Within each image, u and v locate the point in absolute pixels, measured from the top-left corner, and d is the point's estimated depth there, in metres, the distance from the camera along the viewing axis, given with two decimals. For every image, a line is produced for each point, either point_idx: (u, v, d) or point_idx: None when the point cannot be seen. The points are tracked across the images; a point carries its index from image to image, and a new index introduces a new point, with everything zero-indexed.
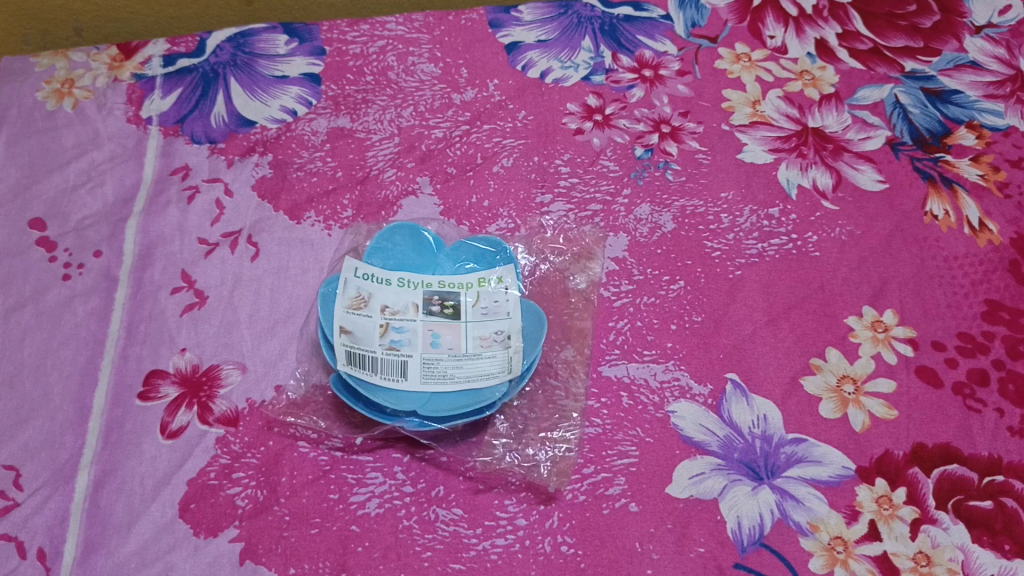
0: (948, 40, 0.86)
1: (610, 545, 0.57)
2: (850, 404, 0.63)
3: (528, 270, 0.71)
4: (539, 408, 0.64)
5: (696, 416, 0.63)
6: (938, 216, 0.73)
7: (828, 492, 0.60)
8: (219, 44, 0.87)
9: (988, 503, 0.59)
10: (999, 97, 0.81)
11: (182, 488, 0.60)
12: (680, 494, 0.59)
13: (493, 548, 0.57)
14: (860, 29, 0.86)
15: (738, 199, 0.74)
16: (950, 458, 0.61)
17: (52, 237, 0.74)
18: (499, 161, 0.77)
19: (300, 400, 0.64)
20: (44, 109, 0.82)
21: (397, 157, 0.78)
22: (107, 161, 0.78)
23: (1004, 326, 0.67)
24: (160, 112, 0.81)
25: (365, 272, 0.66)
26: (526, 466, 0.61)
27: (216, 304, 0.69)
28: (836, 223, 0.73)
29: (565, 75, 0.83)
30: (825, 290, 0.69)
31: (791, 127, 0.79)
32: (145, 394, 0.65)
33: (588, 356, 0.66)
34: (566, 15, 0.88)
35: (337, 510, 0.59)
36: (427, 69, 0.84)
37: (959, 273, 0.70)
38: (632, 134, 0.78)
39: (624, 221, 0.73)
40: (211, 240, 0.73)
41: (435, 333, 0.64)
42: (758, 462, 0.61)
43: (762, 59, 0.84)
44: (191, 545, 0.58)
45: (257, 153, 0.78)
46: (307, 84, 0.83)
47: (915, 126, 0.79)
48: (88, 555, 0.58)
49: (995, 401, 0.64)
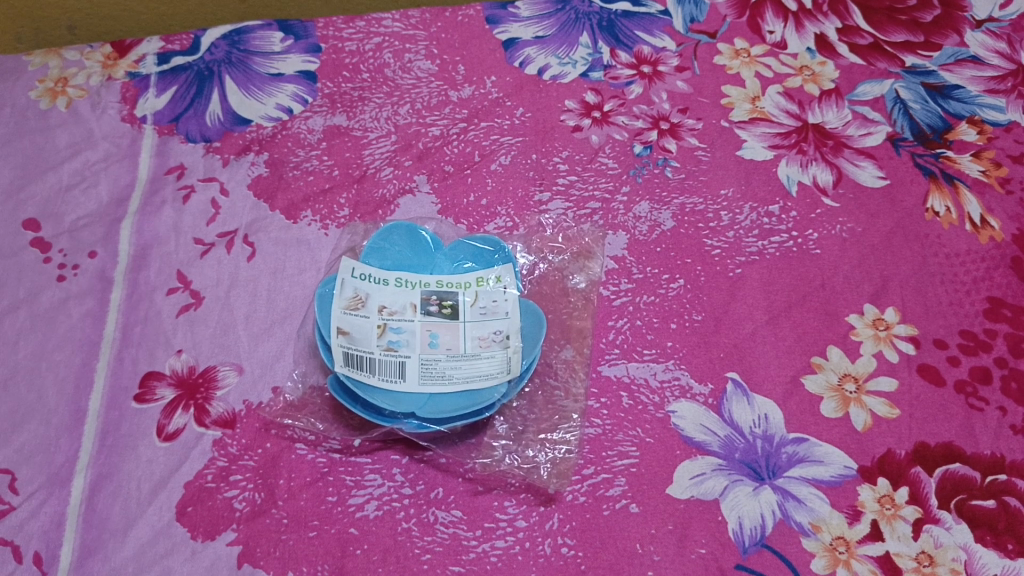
0: (949, 35, 0.85)
1: (610, 547, 0.57)
2: (851, 402, 0.63)
3: (527, 269, 0.70)
4: (539, 408, 0.64)
5: (697, 416, 0.62)
6: (939, 213, 0.73)
7: (831, 492, 0.59)
8: (213, 41, 0.86)
9: (991, 502, 0.59)
10: (1000, 91, 0.81)
11: (179, 492, 0.60)
12: (681, 495, 0.59)
13: (493, 550, 0.57)
14: (860, 24, 0.86)
15: (738, 196, 0.73)
16: (952, 457, 0.61)
17: (46, 238, 0.73)
18: (496, 158, 0.76)
19: (297, 402, 0.64)
20: (37, 108, 0.81)
21: (394, 155, 0.77)
22: (102, 161, 0.78)
23: (1007, 324, 0.67)
24: (155, 111, 0.81)
25: (362, 272, 0.65)
26: (526, 468, 0.61)
27: (212, 305, 0.69)
28: (837, 220, 0.72)
29: (564, 72, 0.82)
30: (826, 287, 0.68)
31: (791, 123, 0.78)
32: (141, 396, 0.64)
33: (588, 355, 0.65)
34: (563, 11, 0.87)
35: (336, 513, 0.59)
36: (423, 66, 0.84)
37: (961, 270, 0.70)
38: (631, 131, 0.78)
39: (623, 219, 0.72)
40: (206, 240, 0.72)
41: (433, 334, 0.64)
42: (759, 462, 0.60)
43: (762, 55, 0.83)
44: (189, 549, 0.58)
45: (252, 151, 0.77)
46: (303, 82, 0.83)
47: (915, 121, 0.78)
48: (84, 559, 0.58)
49: (998, 400, 0.63)
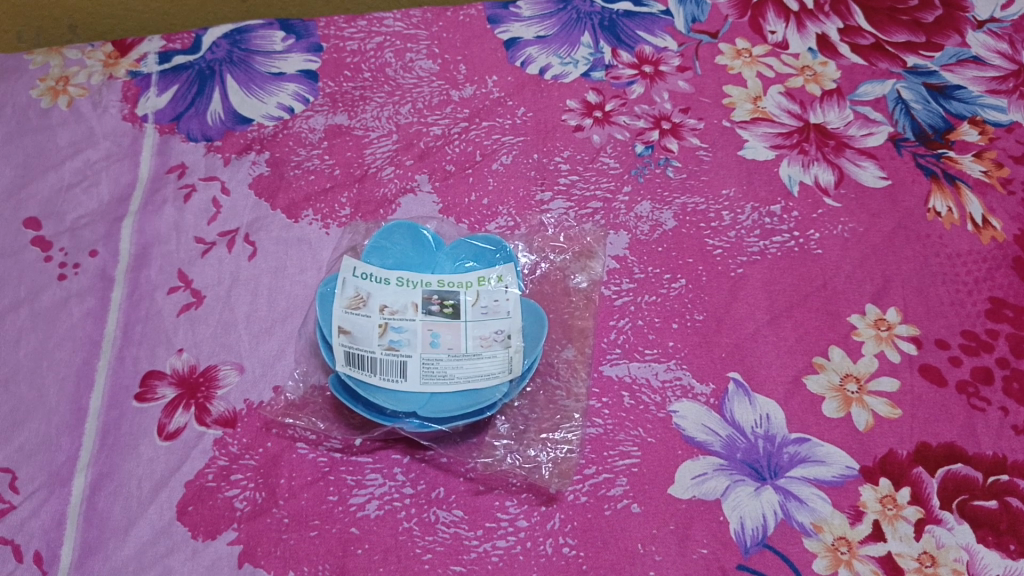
0: (951, 35, 0.85)
1: (612, 547, 0.57)
2: (853, 403, 0.63)
3: (528, 268, 0.70)
4: (540, 408, 0.64)
5: (698, 416, 0.62)
6: (941, 213, 0.73)
7: (832, 492, 0.59)
8: (215, 40, 0.86)
9: (992, 502, 0.59)
10: (1002, 92, 0.81)
11: (180, 491, 0.60)
12: (682, 495, 0.59)
13: (494, 550, 0.57)
14: (861, 24, 0.85)
15: (740, 196, 0.73)
16: (954, 457, 0.61)
17: (47, 237, 0.73)
18: (498, 158, 0.76)
19: (298, 401, 0.63)
20: (38, 107, 0.81)
21: (395, 154, 0.77)
22: (103, 160, 0.78)
23: (1009, 324, 0.66)
24: (156, 110, 0.80)
25: (363, 272, 0.65)
26: (527, 467, 0.61)
27: (213, 304, 0.69)
28: (839, 220, 0.72)
29: (565, 72, 0.82)
30: (827, 287, 0.68)
31: (793, 123, 0.78)
32: (142, 395, 0.64)
33: (589, 355, 0.65)
34: (565, 11, 0.87)
35: (337, 512, 0.59)
36: (425, 66, 0.84)
37: (962, 270, 0.69)
38: (632, 131, 0.78)
39: (625, 218, 0.72)
40: (208, 240, 0.72)
41: (434, 333, 0.64)
42: (761, 462, 0.60)
43: (763, 55, 0.83)
44: (190, 548, 0.58)
45: (253, 151, 0.77)
46: (305, 81, 0.82)
47: (917, 122, 0.78)
48: (85, 558, 0.58)
49: (999, 400, 0.63)
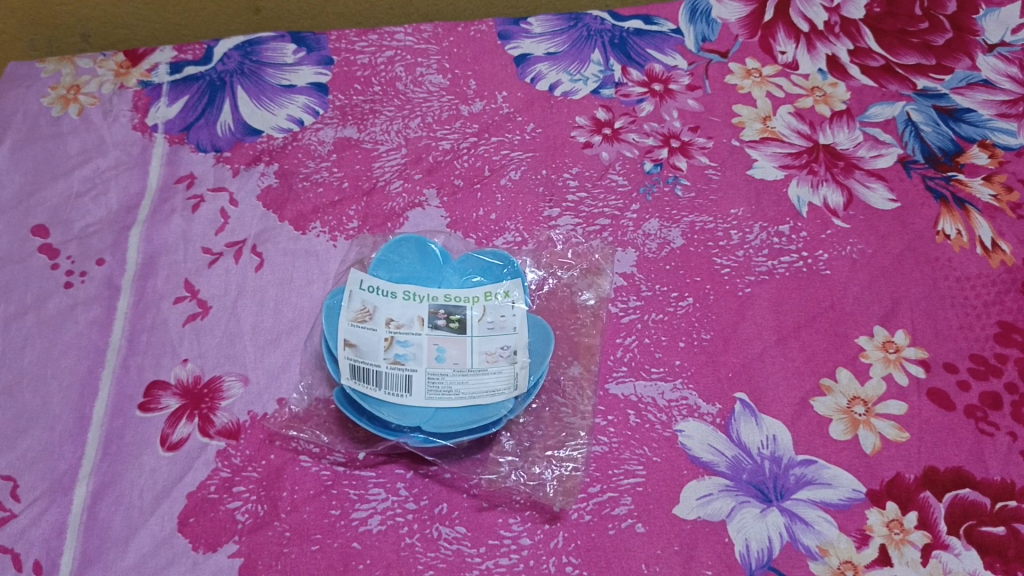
0: (961, 58, 0.85)
1: (616, 566, 0.56)
2: (860, 425, 0.62)
3: (536, 284, 0.70)
4: (546, 425, 0.63)
5: (704, 436, 0.62)
6: (950, 236, 0.72)
7: (839, 515, 0.59)
8: (226, 52, 0.86)
9: (1001, 528, 0.58)
10: (1011, 115, 0.81)
11: (181, 502, 0.59)
12: (688, 516, 0.58)
13: (497, 567, 0.56)
14: (871, 46, 0.86)
15: (749, 216, 0.73)
16: (962, 482, 0.60)
17: (55, 245, 0.73)
18: (506, 173, 0.77)
19: (302, 414, 0.63)
20: (48, 115, 0.82)
21: (403, 168, 0.77)
22: (112, 168, 0.78)
23: (1018, 349, 0.66)
24: (166, 120, 0.81)
25: (370, 285, 0.66)
26: (532, 484, 0.60)
27: (219, 314, 0.68)
28: (848, 241, 0.72)
29: (575, 88, 0.82)
30: (835, 308, 0.68)
31: (802, 144, 0.78)
32: (146, 405, 0.64)
33: (595, 373, 0.65)
34: (576, 28, 0.87)
35: (339, 527, 0.58)
36: (435, 80, 0.84)
37: (971, 294, 0.69)
38: (641, 148, 0.78)
39: (633, 236, 0.72)
40: (215, 250, 0.72)
41: (440, 348, 0.64)
42: (767, 484, 0.60)
43: (773, 75, 0.84)
44: (190, 560, 0.57)
45: (263, 162, 0.78)
46: (315, 93, 0.83)
47: (926, 143, 0.78)
48: (85, 568, 0.57)
49: (1008, 425, 0.63)
